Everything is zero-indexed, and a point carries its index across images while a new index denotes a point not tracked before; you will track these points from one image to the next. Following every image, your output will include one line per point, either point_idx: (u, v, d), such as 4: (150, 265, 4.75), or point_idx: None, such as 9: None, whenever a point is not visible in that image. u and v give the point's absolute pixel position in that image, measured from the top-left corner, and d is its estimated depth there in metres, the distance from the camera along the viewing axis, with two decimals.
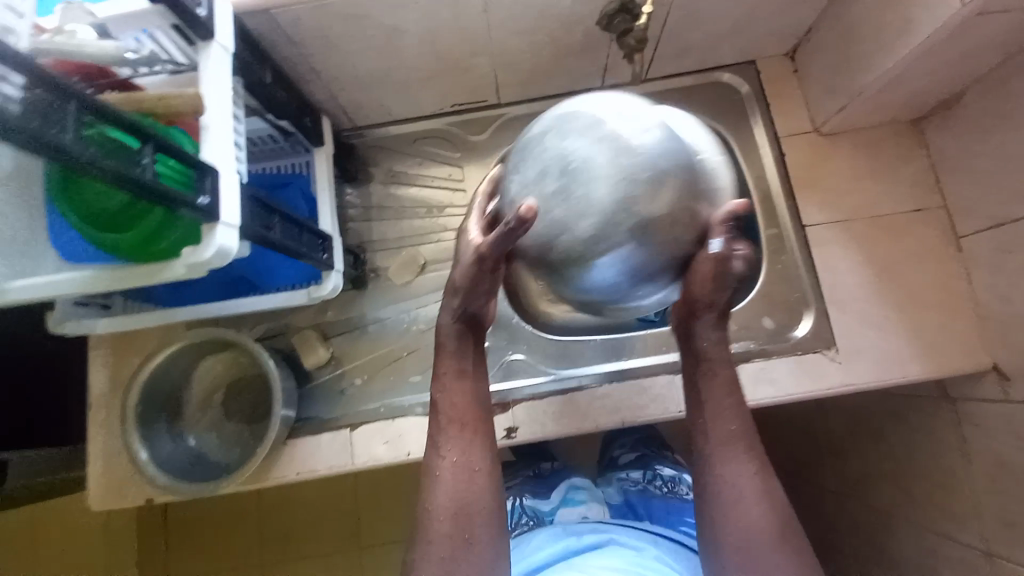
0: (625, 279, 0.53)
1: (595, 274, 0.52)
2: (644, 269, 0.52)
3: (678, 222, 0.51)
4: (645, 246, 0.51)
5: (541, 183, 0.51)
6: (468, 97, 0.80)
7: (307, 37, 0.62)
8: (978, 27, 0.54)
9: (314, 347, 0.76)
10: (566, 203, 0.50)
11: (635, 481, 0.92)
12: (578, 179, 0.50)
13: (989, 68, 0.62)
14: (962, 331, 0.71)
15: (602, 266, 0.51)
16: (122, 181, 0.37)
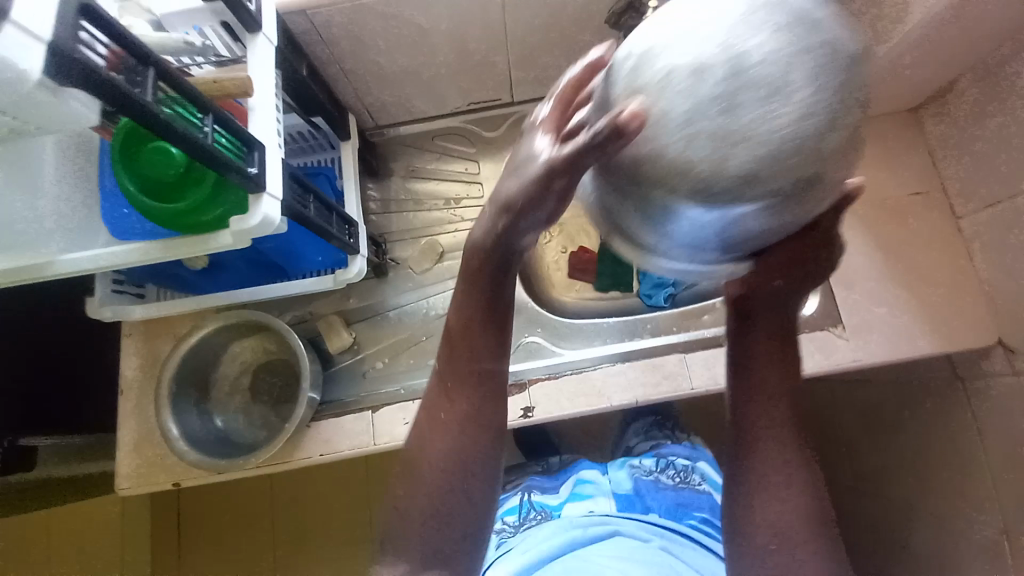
0: (712, 246, 0.36)
1: (676, 226, 0.35)
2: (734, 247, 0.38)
3: (827, 204, 0.35)
4: (777, 215, 0.33)
5: (679, 73, 0.31)
6: (485, 96, 0.85)
7: (340, 35, 0.67)
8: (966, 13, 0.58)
9: (338, 331, 0.79)
10: (716, 114, 0.30)
11: (648, 469, 0.82)
12: (755, 80, 0.29)
13: (979, 54, 0.65)
14: (968, 308, 0.73)
15: (698, 218, 0.33)
16: (186, 145, 0.41)
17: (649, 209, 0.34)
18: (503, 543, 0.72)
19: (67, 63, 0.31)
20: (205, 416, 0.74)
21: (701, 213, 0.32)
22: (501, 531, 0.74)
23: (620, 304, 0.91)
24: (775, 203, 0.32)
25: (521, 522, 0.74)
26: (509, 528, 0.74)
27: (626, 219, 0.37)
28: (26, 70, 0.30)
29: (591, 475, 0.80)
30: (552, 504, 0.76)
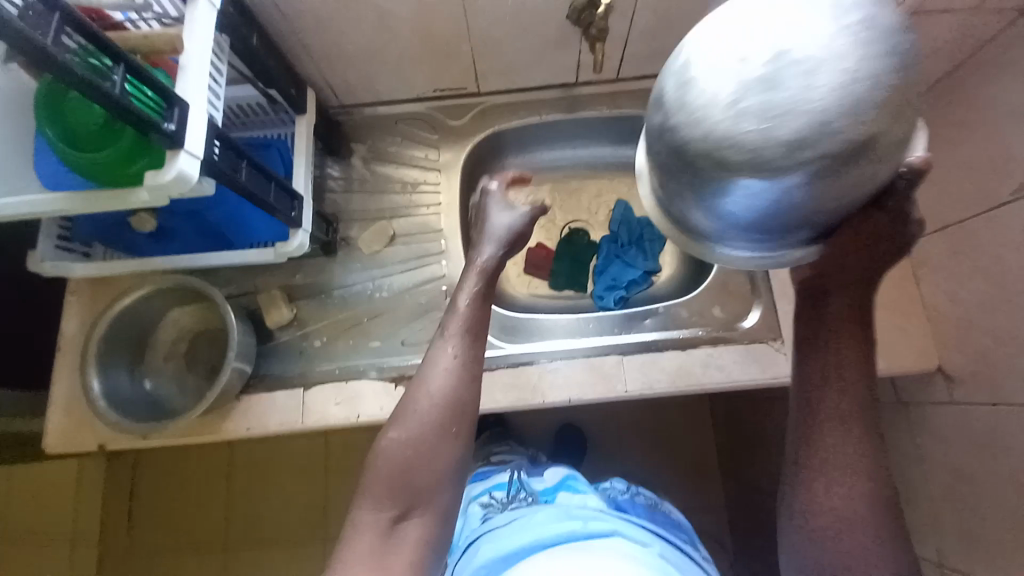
0: (764, 232, 0.40)
1: (738, 203, 0.38)
2: (789, 221, 0.39)
3: (881, 177, 0.37)
4: (830, 188, 0.36)
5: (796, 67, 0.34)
6: (451, 84, 0.85)
7: (298, 9, 0.67)
8: None
9: (279, 306, 0.79)
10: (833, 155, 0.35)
11: (621, 490, 0.78)
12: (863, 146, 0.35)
13: (939, 74, 0.65)
14: (912, 332, 0.72)
15: (762, 202, 0.37)
16: (91, 90, 0.41)
17: (710, 183, 0.38)
18: (491, 519, 0.70)
19: None
20: (136, 381, 0.74)
21: (759, 192, 0.37)
22: (489, 505, 0.73)
23: (572, 303, 0.90)
24: (828, 185, 0.36)
25: (509, 497, 0.73)
26: (496, 503, 0.73)
27: (686, 202, 0.41)
28: None
29: (581, 474, 0.76)
30: (538, 490, 0.75)
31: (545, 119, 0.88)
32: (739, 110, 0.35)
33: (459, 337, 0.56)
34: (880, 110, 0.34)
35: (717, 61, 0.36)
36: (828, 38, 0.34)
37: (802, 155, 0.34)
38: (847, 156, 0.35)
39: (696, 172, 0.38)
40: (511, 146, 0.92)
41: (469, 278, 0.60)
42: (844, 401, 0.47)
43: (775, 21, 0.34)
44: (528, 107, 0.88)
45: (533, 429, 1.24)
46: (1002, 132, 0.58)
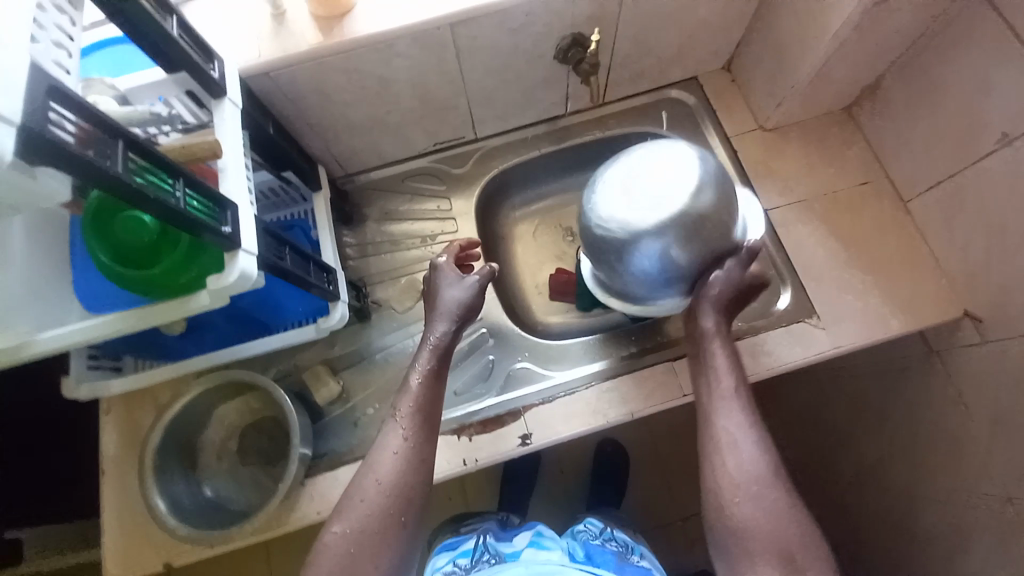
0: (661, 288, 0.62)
1: (642, 260, 0.59)
2: (675, 274, 0.61)
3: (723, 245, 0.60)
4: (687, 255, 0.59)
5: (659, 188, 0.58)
6: (449, 135, 0.88)
7: (302, 93, 0.69)
8: (883, 15, 0.63)
9: (326, 381, 0.78)
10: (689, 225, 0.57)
11: (594, 533, 0.85)
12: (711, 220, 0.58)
13: (904, 48, 0.71)
14: (930, 284, 0.76)
15: (653, 261, 0.59)
16: (162, 210, 0.41)
17: (634, 250, 0.58)
18: None
19: (34, 144, 0.30)
20: (194, 486, 0.72)
21: (660, 261, 0.59)
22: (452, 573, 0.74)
23: (604, 319, 0.92)
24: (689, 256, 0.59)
25: (475, 563, 0.75)
26: (460, 570, 0.75)
27: (600, 268, 0.64)
28: None
29: (548, 529, 0.79)
30: (506, 552, 0.77)
31: (543, 152, 0.92)
32: (647, 211, 0.57)
33: (409, 426, 0.57)
34: (722, 211, 0.58)
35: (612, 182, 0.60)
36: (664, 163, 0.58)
37: (666, 231, 0.56)
38: (706, 247, 0.59)
39: (619, 247, 0.59)
40: (514, 182, 0.95)
41: (421, 355, 0.62)
42: (729, 394, 0.58)
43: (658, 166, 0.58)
44: (525, 143, 0.92)
45: (575, 452, 1.24)
46: (976, 93, 0.64)
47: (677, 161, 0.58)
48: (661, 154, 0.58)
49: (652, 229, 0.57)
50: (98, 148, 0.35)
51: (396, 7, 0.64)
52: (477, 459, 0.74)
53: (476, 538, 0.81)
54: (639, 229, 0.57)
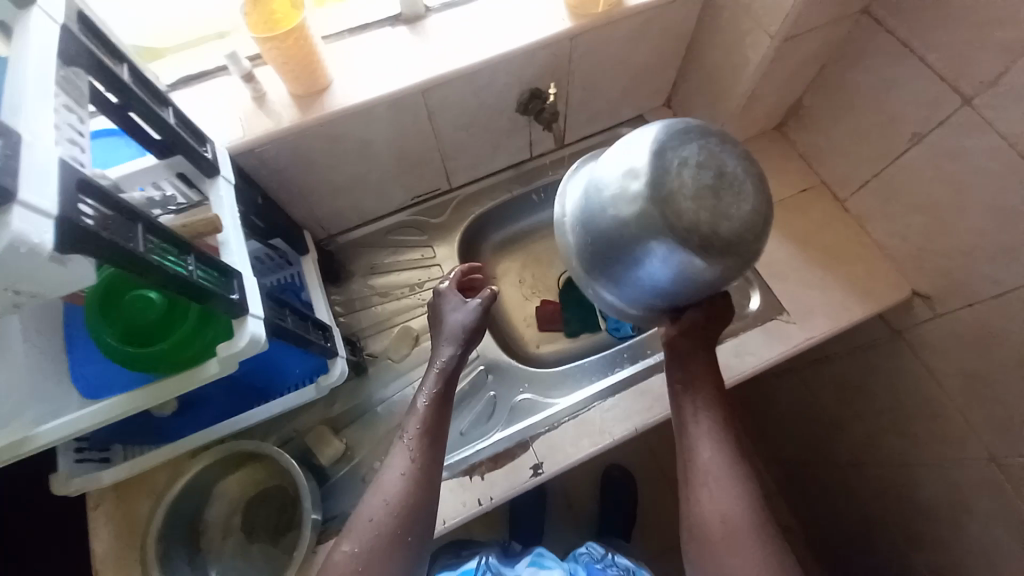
0: (658, 305, 0.60)
1: (648, 273, 0.55)
2: (678, 290, 0.57)
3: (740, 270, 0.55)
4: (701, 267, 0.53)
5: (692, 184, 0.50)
6: (425, 188, 0.93)
7: (287, 164, 0.73)
8: (793, 48, 0.74)
9: (330, 439, 0.78)
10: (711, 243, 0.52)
11: (597, 556, 0.85)
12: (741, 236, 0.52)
13: (815, 73, 0.83)
14: (879, 271, 0.85)
15: (662, 273, 0.54)
16: (177, 284, 0.43)
17: (635, 258, 0.53)
18: None
19: (70, 234, 0.31)
20: (200, 571, 0.69)
21: (675, 264, 0.52)
22: None
23: (592, 341, 0.96)
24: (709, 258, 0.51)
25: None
26: None
27: (603, 285, 0.60)
28: (40, 243, 0.29)
29: (549, 549, 0.81)
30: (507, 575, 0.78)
31: (515, 194, 0.98)
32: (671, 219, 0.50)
33: (416, 447, 0.58)
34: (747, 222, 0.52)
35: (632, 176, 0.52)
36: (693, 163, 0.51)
37: (677, 242, 0.51)
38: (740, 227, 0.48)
39: (624, 255, 0.54)
40: (491, 224, 1.00)
41: (428, 380, 0.63)
42: (699, 408, 0.62)
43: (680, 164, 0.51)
44: (497, 188, 0.98)
45: (580, 481, 1.24)
46: (882, 104, 0.74)
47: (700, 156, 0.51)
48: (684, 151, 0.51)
49: (658, 225, 0.50)
50: (122, 232, 0.37)
51: (371, 78, 0.70)
52: (492, 496, 0.73)
53: (478, 558, 0.84)
54: (646, 241, 0.52)
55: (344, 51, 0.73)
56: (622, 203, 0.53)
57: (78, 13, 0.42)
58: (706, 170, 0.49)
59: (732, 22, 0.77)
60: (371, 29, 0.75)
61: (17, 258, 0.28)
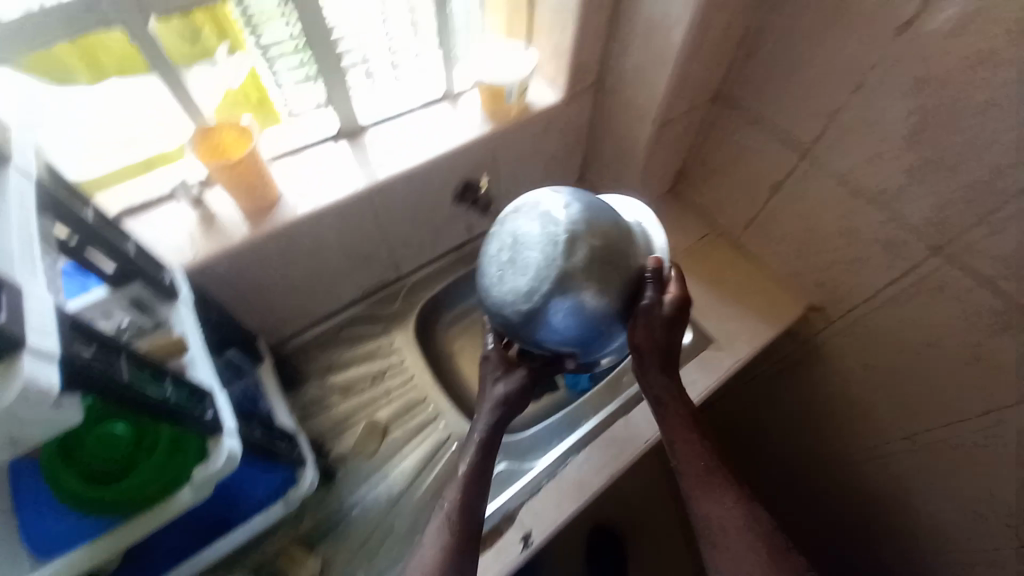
0: (593, 344, 0.63)
1: (557, 327, 0.59)
2: (597, 323, 0.60)
3: (625, 278, 0.59)
4: (593, 300, 0.57)
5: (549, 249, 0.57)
6: (374, 281, 0.97)
7: (237, 277, 0.75)
8: (669, 130, 0.92)
9: (305, 562, 0.75)
10: (586, 273, 0.57)
11: None
12: (606, 259, 0.58)
13: (690, 146, 1.02)
14: (777, 294, 1.00)
15: (567, 323, 0.58)
16: (154, 408, 0.42)
17: (538, 318, 0.58)
18: None
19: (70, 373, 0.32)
20: None
21: (571, 314, 0.58)
22: None
23: (553, 398, 0.99)
24: (589, 293, 0.57)
25: None
26: None
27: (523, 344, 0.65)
28: (48, 386, 0.29)
29: None
30: None
31: (460, 274, 1.05)
32: (544, 279, 0.57)
33: (453, 523, 0.59)
34: (603, 239, 0.58)
35: (503, 271, 0.60)
36: (539, 229, 0.58)
37: (558, 293, 0.56)
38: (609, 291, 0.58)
39: (531, 323, 0.59)
40: (441, 305, 1.05)
41: (467, 450, 0.65)
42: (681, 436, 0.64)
43: (534, 236, 0.58)
44: (442, 272, 1.05)
45: (567, 548, 1.21)
46: (745, 164, 0.93)
47: (543, 217, 0.59)
48: (532, 223, 0.59)
49: (544, 290, 0.57)
50: (106, 362, 0.37)
51: (318, 190, 0.77)
52: None
53: None
54: (536, 302, 0.57)
55: (288, 169, 0.79)
56: (513, 271, 0.59)
57: (51, 168, 0.45)
58: (574, 237, 0.57)
59: (619, 112, 0.94)
60: (313, 146, 0.82)
61: (27, 404, 0.28)
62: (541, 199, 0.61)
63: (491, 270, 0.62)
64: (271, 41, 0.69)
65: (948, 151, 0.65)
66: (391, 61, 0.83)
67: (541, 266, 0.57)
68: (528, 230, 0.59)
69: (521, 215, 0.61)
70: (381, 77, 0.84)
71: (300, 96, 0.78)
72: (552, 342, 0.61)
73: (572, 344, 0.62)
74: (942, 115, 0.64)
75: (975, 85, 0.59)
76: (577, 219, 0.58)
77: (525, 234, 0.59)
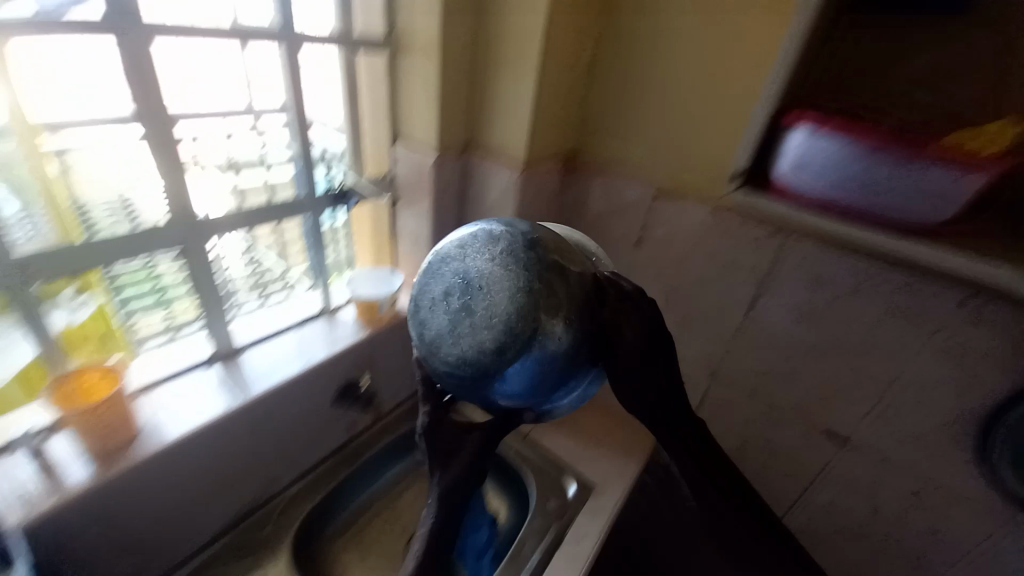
0: (557, 393, 0.59)
1: (516, 382, 0.55)
2: (563, 374, 0.55)
3: (594, 317, 0.55)
4: (558, 350, 0.53)
5: (505, 297, 0.51)
6: (242, 503, 0.89)
7: (66, 535, 0.65)
8: None
9: None
10: (555, 317, 0.52)
11: None
12: (571, 293, 0.53)
13: None
14: (633, 432, 1.18)
15: (526, 377, 0.54)
16: None
17: (499, 377, 0.54)
18: None
19: None
20: None
21: (535, 366, 0.53)
22: None
23: None
24: (555, 343, 0.52)
25: None
26: None
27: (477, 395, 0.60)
28: None
29: None
30: None
31: (341, 478, 1.01)
32: (502, 333, 0.51)
33: None
34: (567, 279, 0.54)
35: (451, 323, 0.53)
36: (495, 276, 0.52)
37: (520, 348, 0.51)
38: (574, 334, 0.53)
39: (487, 378, 0.54)
40: (322, 516, 0.97)
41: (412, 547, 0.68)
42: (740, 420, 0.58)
43: (486, 284, 0.52)
44: (322, 479, 1.00)
45: None
46: None
47: (495, 260, 0.52)
48: (484, 268, 0.52)
49: (503, 348, 0.52)
50: None
51: (183, 420, 0.75)
52: None
53: None
54: (495, 359, 0.52)
55: (147, 405, 0.77)
56: (470, 321, 0.52)
57: None
58: (528, 281, 0.51)
59: None
60: (182, 375, 0.83)
61: None
62: (491, 237, 0.54)
63: (433, 321, 0.55)
64: (123, 269, 0.72)
65: (693, 310, 0.98)
66: (259, 293, 0.94)
67: (497, 319, 0.51)
68: (479, 278, 0.52)
69: (468, 254, 0.54)
70: (251, 309, 0.94)
71: (144, 320, 0.79)
72: (513, 394, 0.57)
73: (534, 395, 0.58)
74: (682, 289, 0.97)
75: (691, 270, 0.95)
76: (535, 257, 0.53)
77: (476, 279, 0.52)
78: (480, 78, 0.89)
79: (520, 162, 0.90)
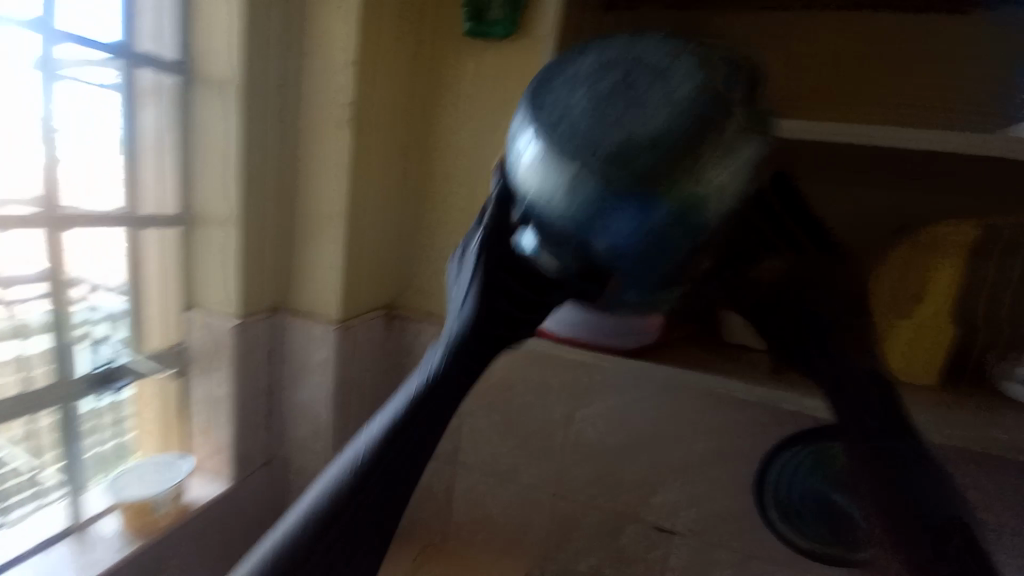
0: (652, 278, 0.48)
1: (619, 227, 0.44)
2: (677, 239, 0.44)
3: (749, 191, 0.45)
4: (701, 191, 0.42)
5: (666, 102, 0.42)
6: None
7: None
8: None
9: None
10: (713, 145, 0.42)
11: None
12: (739, 127, 0.43)
13: None
14: None
15: (629, 227, 0.44)
16: None
17: (617, 204, 0.42)
18: None
19: None
20: None
21: (645, 216, 0.43)
22: None
23: None
24: (704, 172, 0.42)
25: None
26: None
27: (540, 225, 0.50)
28: None
29: None
30: None
31: None
32: (636, 156, 0.41)
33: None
34: (740, 115, 0.43)
35: (576, 122, 0.44)
36: (656, 87, 0.43)
37: (653, 177, 0.41)
38: (727, 193, 0.44)
39: (590, 203, 0.43)
40: None
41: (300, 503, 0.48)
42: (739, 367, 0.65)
43: (637, 101, 0.43)
44: None
45: None
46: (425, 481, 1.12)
47: (659, 79, 0.43)
48: (641, 80, 0.43)
49: (649, 153, 0.41)
50: None
51: None
52: None
53: None
54: (607, 184, 0.42)
55: None
56: (610, 117, 0.43)
57: None
58: (707, 91, 0.42)
59: (297, 480, 1.01)
60: None
61: None
62: (657, 43, 0.45)
63: (545, 133, 0.45)
64: None
65: (524, 438, 1.02)
66: None
67: (639, 134, 0.42)
68: (633, 86, 0.43)
69: (614, 61, 0.46)
70: None
71: None
72: (604, 240, 0.46)
73: (623, 261, 0.46)
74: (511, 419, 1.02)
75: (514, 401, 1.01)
76: (715, 83, 0.43)
77: (623, 93, 0.43)
78: (286, 244, 0.90)
79: (336, 320, 0.89)
